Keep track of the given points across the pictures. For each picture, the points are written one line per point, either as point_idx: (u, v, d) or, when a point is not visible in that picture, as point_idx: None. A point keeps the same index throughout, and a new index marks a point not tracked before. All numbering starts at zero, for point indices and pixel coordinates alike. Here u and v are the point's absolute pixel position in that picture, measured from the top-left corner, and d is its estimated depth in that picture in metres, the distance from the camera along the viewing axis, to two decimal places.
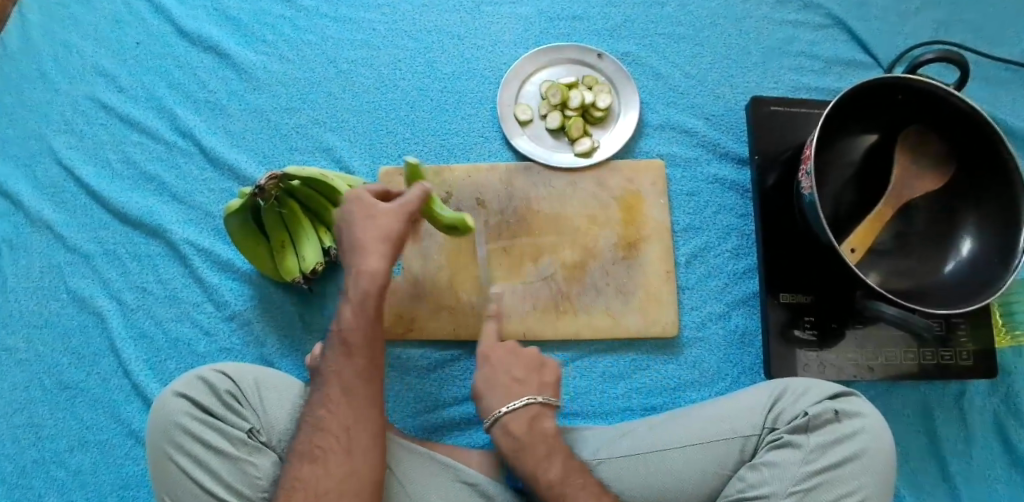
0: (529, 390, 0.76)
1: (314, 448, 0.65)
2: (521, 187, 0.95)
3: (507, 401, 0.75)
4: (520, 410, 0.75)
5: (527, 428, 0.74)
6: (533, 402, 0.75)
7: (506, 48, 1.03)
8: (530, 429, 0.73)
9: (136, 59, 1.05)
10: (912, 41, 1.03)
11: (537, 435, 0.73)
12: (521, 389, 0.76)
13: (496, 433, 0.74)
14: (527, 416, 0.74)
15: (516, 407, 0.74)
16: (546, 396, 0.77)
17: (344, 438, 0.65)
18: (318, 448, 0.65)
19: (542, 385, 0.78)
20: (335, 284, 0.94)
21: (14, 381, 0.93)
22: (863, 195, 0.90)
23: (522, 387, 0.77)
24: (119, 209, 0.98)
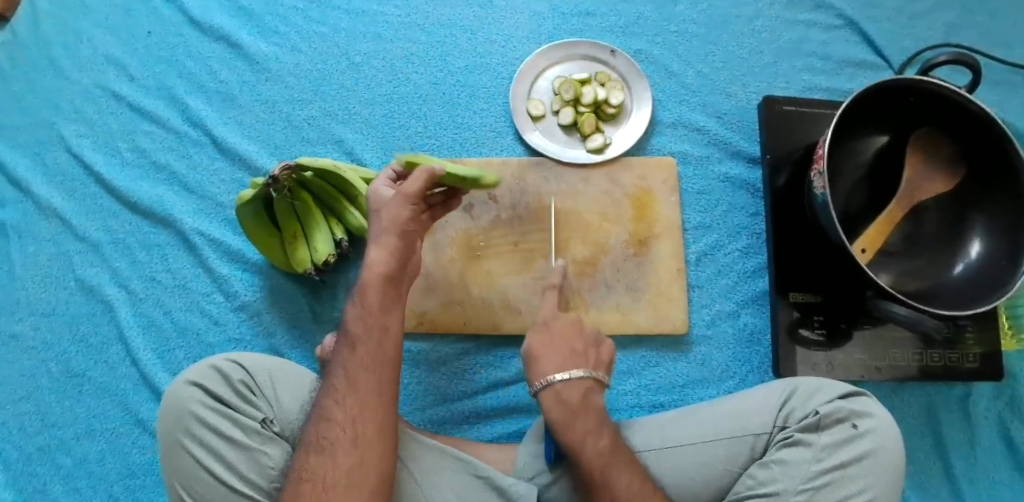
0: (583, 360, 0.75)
1: (324, 440, 0.64)
2: (532, 182, 0.95)
3: (563, 371, 0.74)
4: (576, 381, 0.73)
5: (580, 399, 0.72)
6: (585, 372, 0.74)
7: (518, 44, 1.03)
8: (583, 400, 0.72)
9: (147, 48, 1.05)
10: (923, 43, 1.04)
11: (589, 409, 0.72)
12: (578, 362, 0.75)
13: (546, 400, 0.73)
14: (581, 387, 0.73)
15: (570, 380, 0.73)
16: (600, 371, 0.76)
17: (348, 429, 0.65)
18: (326, 440, 0.64)
19: (597, 362, 0.76)
20: (345, 276, 0.94)
21: (22, 369, 0.93)
22: (874, 196, 0.90)
23: (577, 359, 0.75)
24: (128, 198, 0.98)
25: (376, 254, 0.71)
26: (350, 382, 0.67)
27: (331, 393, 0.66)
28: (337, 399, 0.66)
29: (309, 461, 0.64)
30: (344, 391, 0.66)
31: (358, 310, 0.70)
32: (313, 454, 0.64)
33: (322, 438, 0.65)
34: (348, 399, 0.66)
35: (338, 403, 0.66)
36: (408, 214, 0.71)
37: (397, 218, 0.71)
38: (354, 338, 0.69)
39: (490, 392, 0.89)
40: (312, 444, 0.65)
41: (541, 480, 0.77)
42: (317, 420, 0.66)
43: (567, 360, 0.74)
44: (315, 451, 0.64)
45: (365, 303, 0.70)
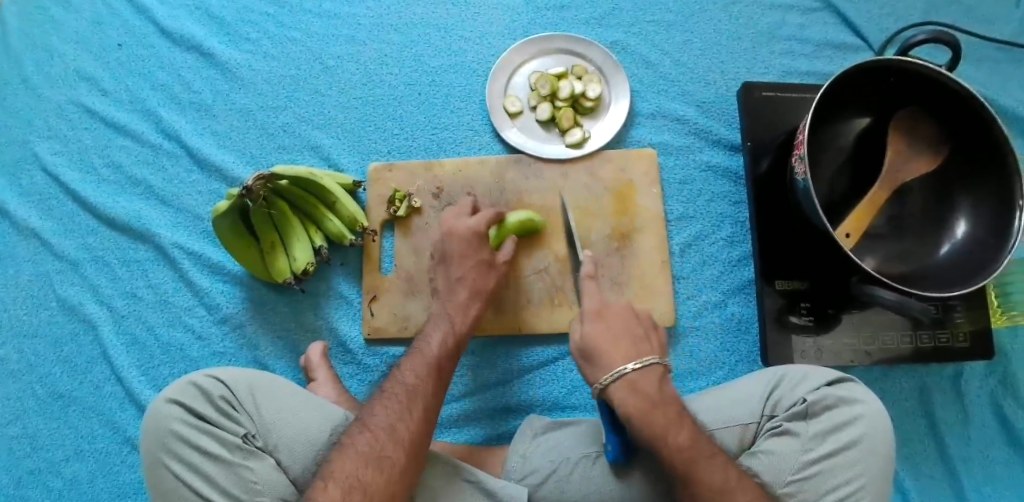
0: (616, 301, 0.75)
1: (351, 445, 0.65)
2: (512, 180, 0.94)
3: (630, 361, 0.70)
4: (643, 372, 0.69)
5: (656, 391, 0.69)
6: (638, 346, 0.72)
7: (493, 40, 1.02)
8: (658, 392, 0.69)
9: (118, 61, 1.04)
10: (901, 22, 1.02)
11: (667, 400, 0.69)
12: (644, 349, 0.72)
13: (617, 394, 0.68)
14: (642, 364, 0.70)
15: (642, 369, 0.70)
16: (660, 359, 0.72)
17: (408, 444, 0.66)
18: (388, 458, 0.64)
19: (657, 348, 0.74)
20: (327, 284, 0.93)
21: (7, 392, 0.92)
22: (857, 180, 0.90)
23: (637, 348, 0.71)
24: (106, 214, 0.97)
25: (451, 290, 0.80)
26: (420, 403, 0.69)
27: (396, 409, 0.68)
28: (400, 414, 0.67)
29: (368, 474, 0.63)
30: (409, 410, 0.68)
31: (443, 338, 0.76)
32: (373, 470, 0.63)
33: (383, 453, 0.64)
34: (414, 417, 0.68)
35: (401, 419, 0.67)
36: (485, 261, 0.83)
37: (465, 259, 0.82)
38: (432, 364, 0.73)
39: (476, 394, 0.88)
40: (371, 455, 0.64)
41: (530, 480, 0.77)
42: (382, 433, 0.66)
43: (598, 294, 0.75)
44: (375, 465, 0.63)
45: (451, 330, 0.78)
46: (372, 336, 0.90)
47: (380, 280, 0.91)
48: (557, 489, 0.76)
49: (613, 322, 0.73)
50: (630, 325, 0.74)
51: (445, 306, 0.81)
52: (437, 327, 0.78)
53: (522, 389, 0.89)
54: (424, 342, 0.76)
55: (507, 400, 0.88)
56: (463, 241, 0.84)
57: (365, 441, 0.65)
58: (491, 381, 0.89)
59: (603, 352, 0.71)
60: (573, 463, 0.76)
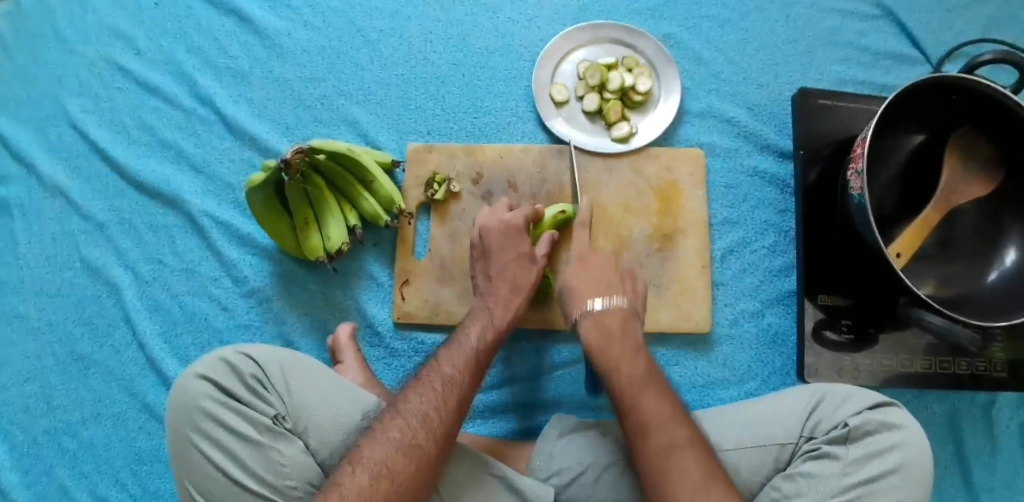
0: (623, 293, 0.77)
1: (382, 430, 0.63)
2: (554, 171, 0.91)
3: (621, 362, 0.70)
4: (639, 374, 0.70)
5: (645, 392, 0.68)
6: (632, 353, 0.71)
7: (542, 25, 0.98)
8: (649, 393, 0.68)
9: (155, 20, 1.01)
10: (964, 36, 0.99)
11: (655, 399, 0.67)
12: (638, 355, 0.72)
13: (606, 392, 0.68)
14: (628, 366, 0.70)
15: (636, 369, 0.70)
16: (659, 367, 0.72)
17: (439, 434, 0.64)
18: (419, 447, 0.62)
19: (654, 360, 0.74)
20: (358, 264, 0.91)
21: (26, 350, 0.91)
22: (908, 196, 0.87)
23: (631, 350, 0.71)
24: (135, 176, 0.95)
25: (496, 286, 0.79)
26: (456, 393, 0.67)
27: (432, 398, 0.66)
28: (436, 404, 0.65)
29: (399, 462, 0.61)
30: (444, 399, 0.66)
31: (483, 329, 0.74)
32: (403, 458, 0.61)
33: (414, 442, 0.62)
34: (448, 407, 0.66)
35: (436, 408, 0.65)
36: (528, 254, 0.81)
37: (506, 251, 0.80)
38: (471, 356, 0.71)
39: (503, 387, 0.87)
40: (402, 443, 0.62)
41: (556, 481, 0.74)
42: (415, 421, 0.64)
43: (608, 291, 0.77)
44: (405, 453, 0.62)
45: (491, 324, 0.75)
46: (402, 321, 0.88)
47: (413, 264, 0.89)
48: (583, 491, 0.74)
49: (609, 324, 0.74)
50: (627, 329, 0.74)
51: (485, 301, 0.79)
52: (476, 320, 0.76)
53: (551, 385, 0.87)
54: (464, 333, 0.74)
55: (534, 396, 0.87)
56: (504, 232, 0.82)
57: (398, 427, 0.63)
58: (518, 375, 0.87)
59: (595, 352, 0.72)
60: (601, 468, 0.73)
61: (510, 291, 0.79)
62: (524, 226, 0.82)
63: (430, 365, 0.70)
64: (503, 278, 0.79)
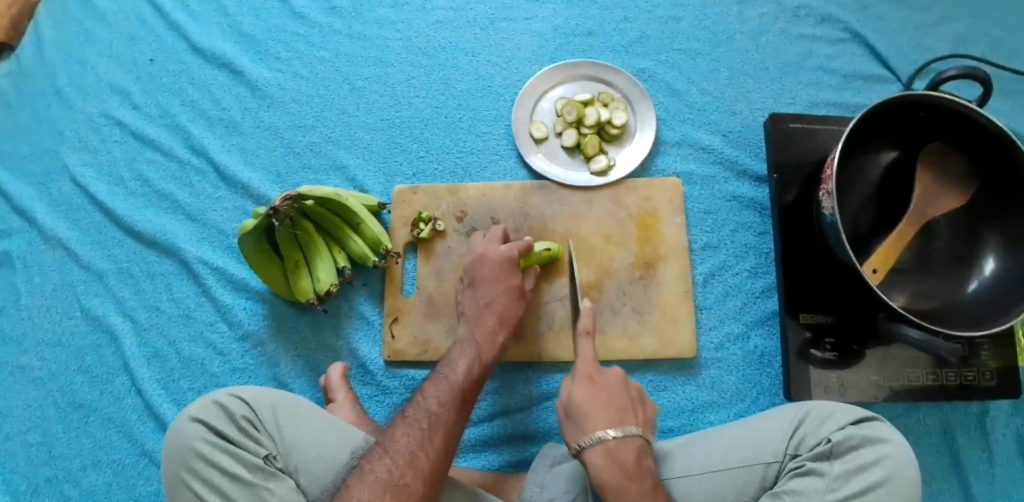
0: (636, 422, 0.71)
1: (367, 469, 0.65)
2: (536, 206, 0.94)
3: (613, 427, 0.70)
4: (627, 441, 0.69)
5: (633, 463, 0.68)
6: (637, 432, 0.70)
7: (520, 65, 1.02)
8: (638, 464, 0.68)
9: (150, 77, 1.06)
10: (931, 54, 1.02)
11: (643, 472, 0.68)
12: (628, 419, 0.71)
13: (595, 460, 0.69)
14: (635, 449, 0.69)
15: (625, 439, 0.69)
16: (649, 432, 0.73)
17: (427, 473, 0.65)
18: (407, 487, 0.64)
19: (644, 422, 0.74)
20: (349, 304, 0.93)
21: (27, 399, 0.93)
22: (884, 214, 0.88)
23: (624, 417, 0.71)
24: (132, 227, 0.98)
25: (480, 319, 0.81)
26: (442, 429, 0.68)
27: (417, 436, 0.67)
28: (422, 442, 0.67)
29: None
30: (430, 437, 0.67)
31: (470, 364, 0.76)
32: (391, 497, 0.63)
33: (401, 482, 0.64)
34: (434, 446, 0.67)
35: (422, 446, 0.66)
36: (511, 288, 0.83)
37: (489, 287, 0.83)
38: (456, 391, 0.73)
39: (494, 419, 0.88)
40: (389, 484, 0.63)
41: None
42: (401, 460, 0.65)
43: (621, 419, 0.71)
44: (393, 494, 0.63)
45: (478, 358, 0.77)
46: (393, 359, 0.90)
47: (402, 303, 0.92)
48: None
49: (604, 391, 0.73)
50: (617, 399, 0.73)
51: (469, 335, 0.80)
52: (461, 355, 0.78)
53: (542, 416, 0.88)
54: (450, 366, 0.76)
55: (526, 427, 0.88)
56: (489, 270, 0.84)
57: (385, 468, 0.65)
58: (509, 407, 0.88)
59: (588, 415, 0.71)
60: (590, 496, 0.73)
61: (496, 325, 0.81)
62: (510, 261, 0.84)
63: (412, 405, 0.71)
64: (491, 310, 0.81)
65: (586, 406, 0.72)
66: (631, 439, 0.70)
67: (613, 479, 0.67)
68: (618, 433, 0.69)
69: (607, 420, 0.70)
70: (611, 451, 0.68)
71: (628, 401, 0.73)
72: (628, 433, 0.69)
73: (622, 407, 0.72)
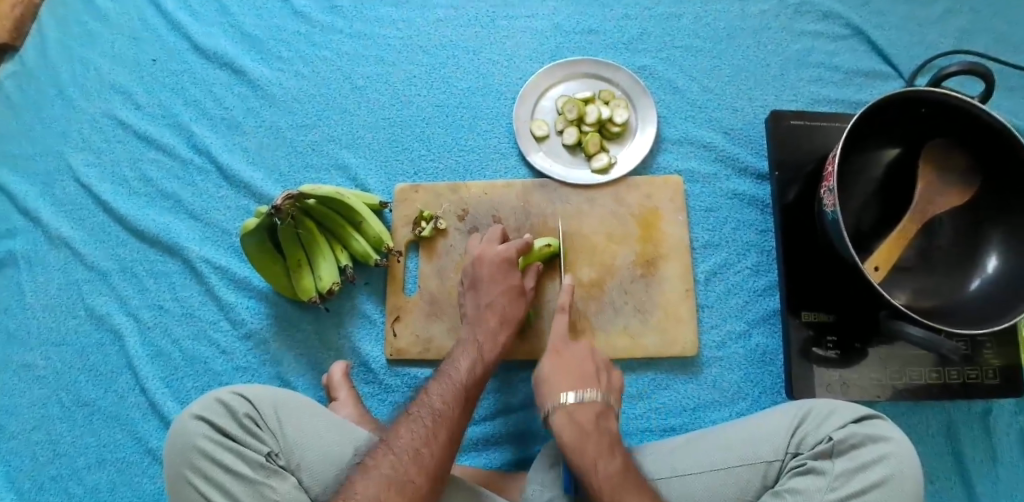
0: (597, 386, 0.74)
1: (370, 465, 0.65)
2: (537, 204, 0.94)
3: (574, 391, 0.73)
4: (586, 403, 0.72)
5: (591, 422, 0.71)
6: (600, 398, 0.73)
7: (520, 63, 1.02)
8: (595, 422, 0.70)
9: (153, 76, 1.06)
10: (933, 50, 1.02)
11: (601, 431, 0.70)
12: (590, 384, 0.74)
13: (556, 423, 0.71)
14: (594, 410, 0.71)
15: (584, 401, 0.72)
16: (613, 398, 0.75)
17: (431, 469, 0.65)
18: (411, 483, 0.64)
19: (610, 389, 0.76)
20: (351, 303, 0.93)
21: (33, 398, 0.94)
22: (886, 212, 0.88)
23: (586, 382, 0.74)
24: (135, 226, 0.98)
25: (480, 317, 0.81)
26: (446, 426, 0.69)
27: (421, 432, 0.67)
28: (426, 439, 0.67)
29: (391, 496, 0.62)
30: (434, 434, 0.67)
31: (473, 363, 0.76)
32: (396, 492, 0.63)
33: (403, 478, 0.64)
34: (438, 442, 0.67)
35: (426, 443, 0.67)
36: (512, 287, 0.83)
37: (490, 286, 0.83)
38: (460, 388, 0.73)
39: (496, 418, 0.88)
40: (394, 479, 0.64)
41: None
42: (405, 456, 0.65)
43: (582, 384, 0.74)
44: (397, 489, 0.63)
45: (479, 357, 0.77)
46: (395, 357, 0.90)
47: (404, 301, 0.92)
48: None
49: (571, 361, 0.76)
50: (583, 367, 0.76)
51: (470, 334, 0.81)
52: (461, 354, 0.78)
53: None
54: (451, 365, 0.77)
55: (528, 425, 0.88)
56: (491, 268, 0.84)
57: (388, 463, 0.65)
58: (511, 405, 0.89)
59: (552, 382, 0.74)
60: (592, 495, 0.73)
61: (497, 323, 0.81)
62: (512, 260, 0.84)
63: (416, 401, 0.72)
64: (492, 309, 0.82)
65: (551, 376, 0.75)
66: (591, 402, 0.72)
67: (572, 438, 0.69)
68: (577, 396, 0.72)
69: (568, 384, 0.74)
70: (571, 412, 0.71)
71: (593, 369, 0.76)
72: (586, 396, 0.72)
73: (586, 374, 0.75)
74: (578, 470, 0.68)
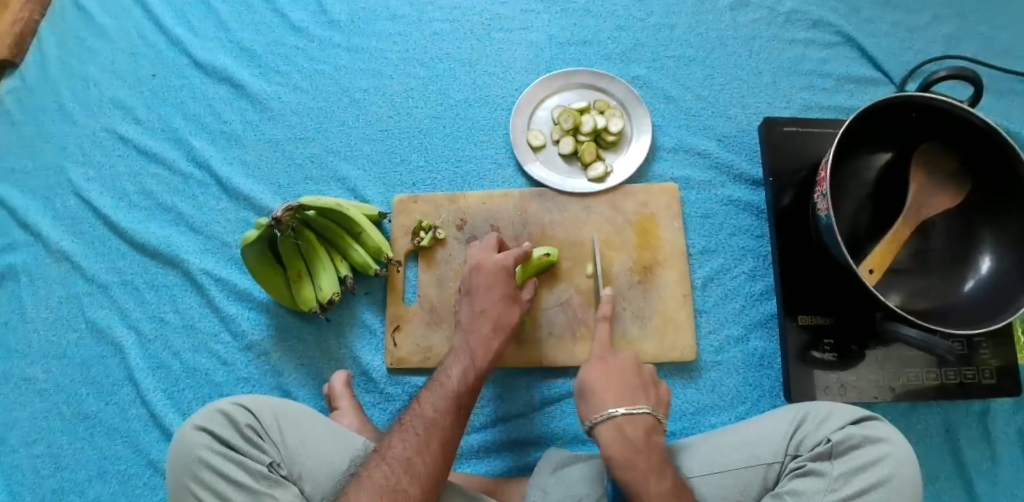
0: (647, 400, 0.74)
1: (363, 476, 0.65)
2: (535, 213, 0.95)
3: (623, 405, 0.73)
4: (637, 417, 0.71)
5: (642, 438, 0.70)
6: (649, 414, 0.72)
7: (516, 75, 1.04)
8: (646, 438, 0.70)
9: (152, 91, 1.07)
10: (923, 56, 1.03)
11: (652, 447, 0.70)
12: (640, 398, 0.74)
13: (605, 434, 0.71)
14: (643, 426, 0.71)
15: (635, 416, 0.72)
16: (661, 412, 0.74)
17: (423, 479, 0.66)
18: (404, 492, 0.64)
19: (659, 402, 0.76)
20: (351, 313, 0.94)
21: (33, 412, 0.94)
22: (880, 216, 0.89)
23: (637, 396, 0.74)
24: (136, 239, 0.99)
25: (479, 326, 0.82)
26: (438, 435, 0.69)
27: (414, 442, 0.68)
28: (417, 449, 0.67)
29: None
30: (426, 444, 0.68)
31: (464, 371, 0.77)
32: None
33: (398, 487, 0.65)
34: (431, 451, 0.68)
35: (419, 452, 0.67)
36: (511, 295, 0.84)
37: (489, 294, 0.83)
38: (452, 396, 0.73)
39: (496, 425, 0.89)
40: (386, 489, 0.64)
41: None
42: (397, 466, 0.66)
43: (632, 397, 0.73)
44: (390, 498, 0.64)
45: (473, 364, 0.78)
46: (395, 366, 0.91)
47: (404, 310, 0.93)
48: None
49: (618, 372, 0.76)
50: (631, 379, 0.76)
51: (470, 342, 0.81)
52: (461, 362, 0.78)
53: (543, 422, 0.89)
54: (445, 372, 0.77)
55: (528, 432, 0.88)
56: (489, 276, 0.84)
57: (382, 473, 0.65)
58: (511, 412, 0.89)
59: (599, 393, 0.74)
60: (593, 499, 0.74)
61: (496, 331, 0.81)
62: (511, 268, 0.85)
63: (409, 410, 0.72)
64: (491, 317, 0.82)
65: (595, 384, 0.75)
66: (640, 418, 0.71)
67: (621, 453, 0.69)
68: (627, 410, 0.72)
69: (617, 398, 0.73)
70: (619, 427, 0.70)
71: (643, 381, 0.76)
72: (638, 410, 0.72)
73: (635, 387, 0.75)
74: (628, 485, 0.68)
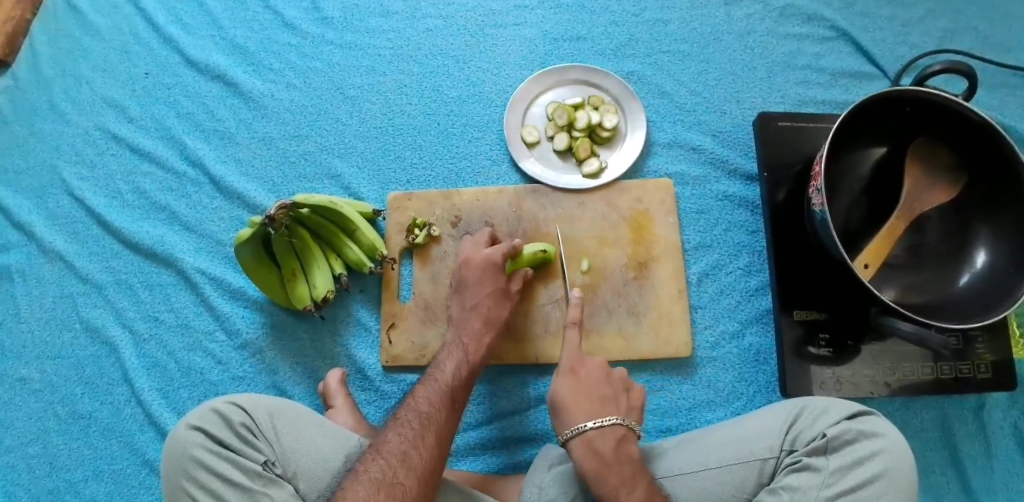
0: (616, 410, 0.74)
1: (360, 471, 0.65)
2: (529, 209, 0.95)
3: (593, 418, 0.73)
4: (607, 429, 0.72)
5: (613, 450, 0.70)
6: (620, 423, 0.73)
7: (510, 71, 1.04)
8: (616, 450, 0.70)
9: (145, 89, 1.07)
10: (917, 50, 1.03)
11: (623, 459, 0.70)
12: (611, 409, 0.74)
13: (575, 449, 0.72)
14: (614, 437, 0.71)
15: (603, 427, 0.72)
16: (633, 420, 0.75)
17: (420, 472, 0.65)
18: (401, 486, 0.64)
19: (629, 409, 0.76)
20: (346, 311, 0.94)
21: (28, 412, 0.94)
22: (874, 210, 0.89)
23: (608, 407, 0.74)
24: (129, 239, 0.99)
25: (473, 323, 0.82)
26: (434, 430, 0.69)
27: (409, 436, 0.68)
28: (414, 442, 0.67)
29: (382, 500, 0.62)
30: (422, 437, 0.68)
31: (459, 367, 0.77)
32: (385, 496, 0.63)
33: (395, 481, 0.64)
34: (427, 445, 0.68)
35: (415, 446, 0.67)
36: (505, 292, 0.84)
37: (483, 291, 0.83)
38: (447, 392, 0.74)
39: (492, 422, 0.89)
40: (383, 483, 0.64)
41: None
42: (394, 460, 0.66)
43: (600, 409, 0.74)
44: (387, 492, 0.63)
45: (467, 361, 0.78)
46: (390, 364, 0.91)
47: (399, 308, 0.92)
48: None
49: (587, 380, 0.76)
50: (602, 388, 0.76)
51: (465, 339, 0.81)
52: (455, 359, 0.78)
53: (539, 418, 0.89)
54: (440, 369, 0.77)
55: (523, 429, 0.88)
56: (483, 273, 0.84)
57: (378, 467, 0.65)
58: (507, 409, 0.89)
59: (568, 407, 0.74)
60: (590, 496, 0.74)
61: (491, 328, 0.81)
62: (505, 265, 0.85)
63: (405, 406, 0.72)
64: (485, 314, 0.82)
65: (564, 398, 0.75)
66: (610, 429, 0.72)
67: (592, 466, 0.69)
68: (596, 423, 0.72)
69: (586, 410, 0.73)
70: (589, 442, 0.71)
71: (609, 390, 0.76)
72: (605, 423, 0.72)
73: (603, 396, 0.75)
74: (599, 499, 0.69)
